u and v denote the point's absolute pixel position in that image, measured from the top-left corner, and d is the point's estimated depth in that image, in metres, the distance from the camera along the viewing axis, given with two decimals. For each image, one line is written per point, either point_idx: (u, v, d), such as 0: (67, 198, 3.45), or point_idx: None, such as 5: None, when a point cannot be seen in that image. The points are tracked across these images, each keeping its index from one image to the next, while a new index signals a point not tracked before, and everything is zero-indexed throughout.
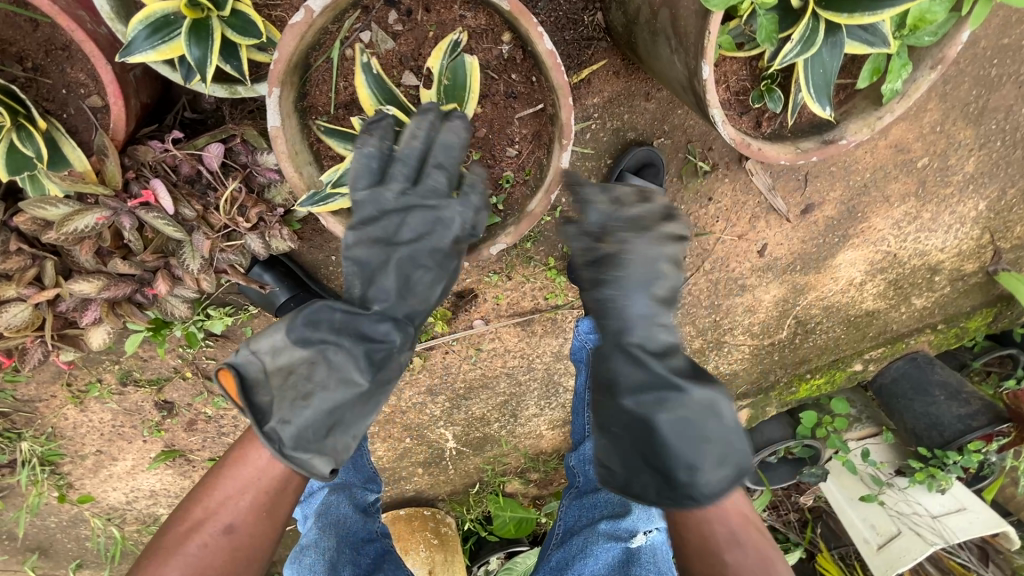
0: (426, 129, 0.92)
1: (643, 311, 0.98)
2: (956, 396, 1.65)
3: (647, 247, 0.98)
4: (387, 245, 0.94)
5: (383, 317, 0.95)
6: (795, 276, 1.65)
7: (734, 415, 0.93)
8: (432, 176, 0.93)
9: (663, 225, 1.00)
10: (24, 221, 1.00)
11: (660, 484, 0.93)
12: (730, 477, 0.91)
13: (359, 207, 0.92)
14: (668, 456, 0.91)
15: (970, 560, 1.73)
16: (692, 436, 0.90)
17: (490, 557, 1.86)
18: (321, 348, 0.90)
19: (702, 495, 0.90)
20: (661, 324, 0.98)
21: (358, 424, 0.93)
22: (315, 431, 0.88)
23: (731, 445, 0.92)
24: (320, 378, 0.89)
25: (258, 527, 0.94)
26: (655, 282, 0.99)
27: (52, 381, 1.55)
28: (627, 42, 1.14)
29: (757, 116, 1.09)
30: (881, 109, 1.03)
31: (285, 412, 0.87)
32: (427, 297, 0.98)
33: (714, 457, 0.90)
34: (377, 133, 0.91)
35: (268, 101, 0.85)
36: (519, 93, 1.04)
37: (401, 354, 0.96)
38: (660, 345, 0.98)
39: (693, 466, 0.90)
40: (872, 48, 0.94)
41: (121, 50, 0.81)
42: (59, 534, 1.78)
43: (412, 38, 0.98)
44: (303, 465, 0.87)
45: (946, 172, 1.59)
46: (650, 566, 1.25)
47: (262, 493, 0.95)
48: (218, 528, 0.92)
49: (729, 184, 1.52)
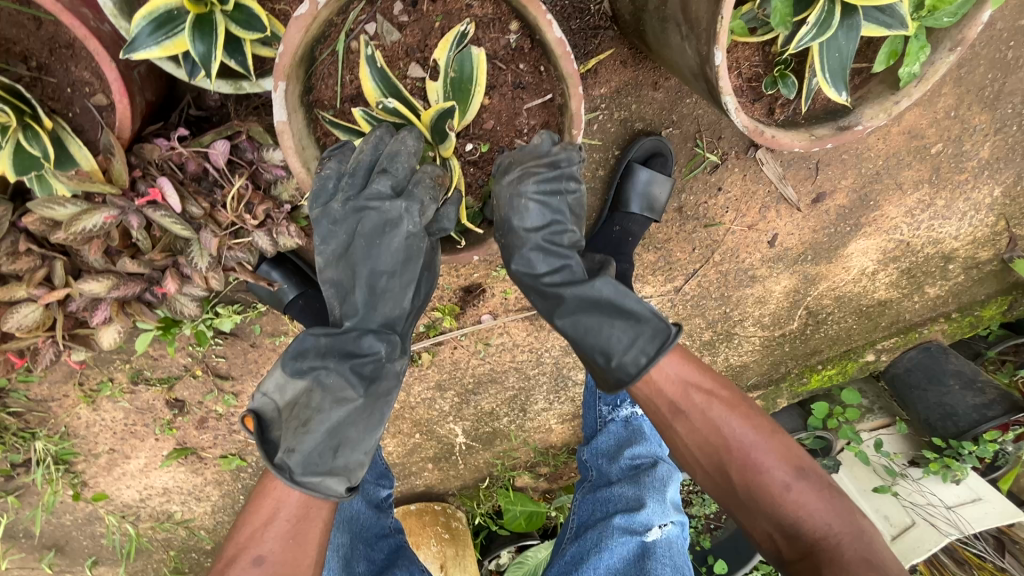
0: (374, 141, 0.93)
1: (520, 242, 1.03)
2: (971, 385, 1.63)
3: (506, 191, 0.99)
4: (349, 262, 0.99)
5: (364, 333, 0.99)
6: (806, 265, 1.63)
7: (621, 296, 1.03)
8: (376, 186, 0.94)
9: (531, 158, 0.98)
10: (33, 221, 1.00)
11: (601, 377, 1.09)
12: (648, 352, 1.01)
13: (320, 228, 0.97)
14: (590, 347, 1.06)
15: (985, 551, 1.69)
16: (595, 327, 1.05)
17: (502, 551, 1.86)
18: (313, 375, 0.95)
19: (627, 377, 1.04)
20: (540, 247, 1.03)
21: (364, 440, 0.98)
22: (321, 453, 0.93)
23: (634, 322, 1.03)
24: (317, 403, 0.95)
25: (286, 555, 1.02)
26: (521, 216, 1.01)
27: (65, 380, 1.56)
28: (635, 30, 1.12)
29: (770, 103, 1.07)
30: (898, 93, 1.01)
31: (290, 441, 0.93)
32: (399, 302, 1.01)
33: (619, 340, 1.04)
34: (336, 157, 0.94)
35: (274, 96, 0.84)
36: (529, 83, 1.01)
37: (391, 363, 1.00)
38: (549, 262, 1.05)
39: (607, 351, 1.05)
40: (890, 30, 0.91)
41: (124, 46, 0.80)
42: (75, 531, 1.80)
43: (419, 29, 0.96)
44: (317, 487, 0.93)
45: (961, 158, 1.56)
46: (665, 560, 1.28)
47: (284, 521, 1.03)
48: (250, 560, 1.01)
49: (738, 174, 1.50)
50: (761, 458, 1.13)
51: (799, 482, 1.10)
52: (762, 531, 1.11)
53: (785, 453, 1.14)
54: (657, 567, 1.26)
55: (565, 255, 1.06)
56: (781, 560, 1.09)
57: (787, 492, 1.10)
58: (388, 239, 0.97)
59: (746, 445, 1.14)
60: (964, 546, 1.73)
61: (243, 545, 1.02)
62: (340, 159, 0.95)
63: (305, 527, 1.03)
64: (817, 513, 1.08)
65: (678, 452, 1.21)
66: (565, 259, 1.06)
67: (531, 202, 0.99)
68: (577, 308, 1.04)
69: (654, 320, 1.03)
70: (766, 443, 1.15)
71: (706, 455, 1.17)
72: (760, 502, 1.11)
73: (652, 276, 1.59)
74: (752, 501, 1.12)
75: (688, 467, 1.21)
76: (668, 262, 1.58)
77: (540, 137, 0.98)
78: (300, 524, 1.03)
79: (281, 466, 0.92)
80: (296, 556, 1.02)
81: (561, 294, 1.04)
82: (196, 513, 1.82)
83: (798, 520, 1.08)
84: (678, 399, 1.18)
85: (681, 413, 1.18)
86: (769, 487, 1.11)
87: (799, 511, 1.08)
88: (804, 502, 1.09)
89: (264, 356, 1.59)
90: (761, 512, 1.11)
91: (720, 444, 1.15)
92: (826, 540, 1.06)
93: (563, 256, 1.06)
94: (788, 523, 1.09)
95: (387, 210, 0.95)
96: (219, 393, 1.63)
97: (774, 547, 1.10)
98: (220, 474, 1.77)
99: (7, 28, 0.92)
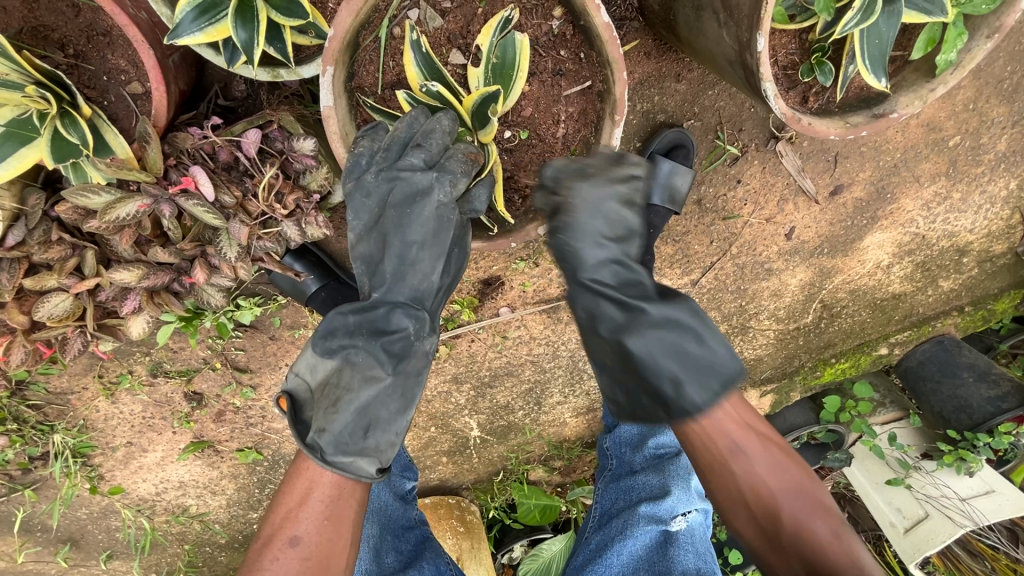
0: (409, 121, 0.95)
1: (590, 247, 1.03)
2: (985, 377, 1.63)
3: (589, 193, 1.00)
4: (381, 233, 0.99)
5: (393, 309, 0.98)
6: (822, 258, 1.64)
7: (701, 323, 1.00)
8: (409, 160, 0.95)
9: (613, 168, 1.01)
10: (66, 210, 1.00)
11: (659, 409, 1.02)
12: (718, 388, 0.98)
13: (353, 201, 0.97)
14: (653, 372, 0.99)
15: (1001, 542, 1.69)
16: (667, 353, 0.98)
17: (515, 545, 1.86)
18: (344, 353, 0.96)
19: (695, 408, 0.98)
20: (616, 259, 1.04)
21: (394, 421, 0.97)
22: (352, 432, 0.94)
23: (710, 352, 0.99)
24: (347, 382, 0.95)
25: (322, 536, 1.01)
26: (604, 222, 1.02)
27: (85, 372, 1.56)
28: (664, 20, 1.12)
29: (804, 91, 1.08)
30: (934, 81, 1.02)
31: (321, 421, 0.94)
32: (427, 274, 0.99)
33: (695, 372, 0.99)
34: (372, 136, 0.95)
35: (322, 80, 0.86)
36: (568, 69, 1.02)
37: (420, 341, 0.99)
38: (623, 276, 1.04)
39: (677, 378, 0.99)
40: (930, 17, 0.92)
41: (168, 32, 0.81)
42: (90, 525, 1.80)
43: (461, 16, 0.97)
44: (348, 467, 0.93)
45: (978, 151, 1.57)
46: (689, 547, 1.28)
47: (319, 502, 1.02)
48: (287, 540, 1.00)
49: (757, 167, 1.50)
50: (811, 508, 0.99)
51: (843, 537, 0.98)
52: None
53: (830, 504, 1.02)
54: (680, 554, 1.26)
55: (636, 271, 1.05)
56: None
57: (838, 546, 0.96)
58: (418, 209, 0.96)
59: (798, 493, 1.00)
60: (978, 537, 1.73)
61: (278, 526, 1.01)
62: (372, 138, 0.96)
63: (339, 507, 1.03)
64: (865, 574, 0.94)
65: (719, 491, 1.04)
66: (636, 274, 1.05)
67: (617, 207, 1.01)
68: (654, 329, 0.99)
69: (728, 355, 1.00)
70: (814, 494, 1.02)
71: (760, 502, 0.99)
72: (803, 552, 0.96)
73: (669, 268, 1.60)
74: (795, 547, 0.97)
75: (727, 507, 1.03)
76: (685, 255, 1.58)
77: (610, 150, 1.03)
78: (334, 505, 1.02)
79: (312, 446, 0.93)
80: (335, 538, 1.01)
81: (644, 309, 1.00)
82: (211, 507, 1.82)
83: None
84: (741, 437, 1.02)
85: (743, 453, 1.01)
86: (819, 540, 0.96)
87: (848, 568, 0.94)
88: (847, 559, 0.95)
89: (283, 349, 1.60)
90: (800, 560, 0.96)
91: (774, 493, 1.00)
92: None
93: (634, 272, 1.05)
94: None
95: (419, 182, 0.95)
96: (237, 386, 1.63)
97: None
98: (236, 467, 1.77)
99: (46, 15, 0.92)
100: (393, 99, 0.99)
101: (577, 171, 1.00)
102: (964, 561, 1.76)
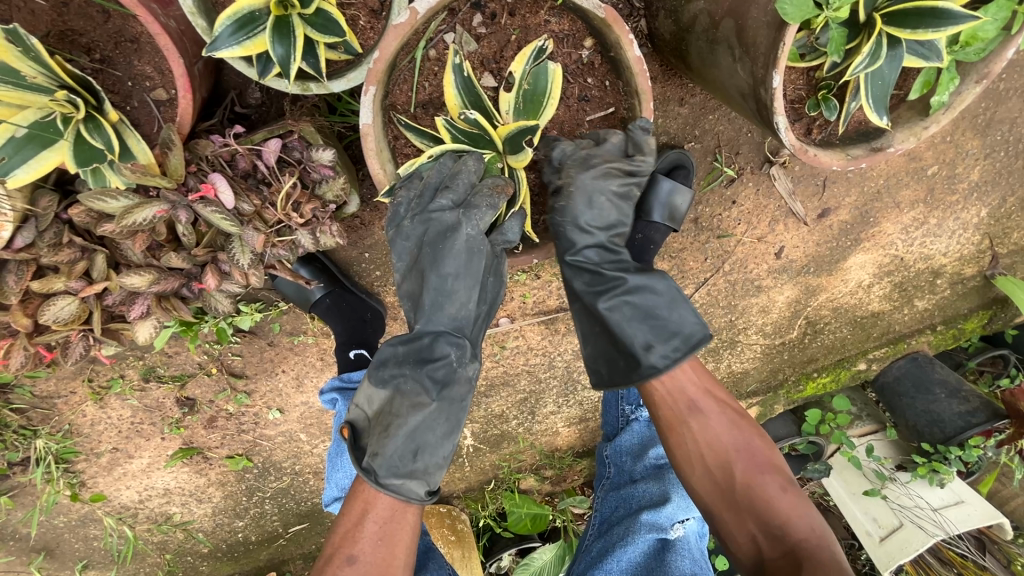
0: (439, 167, 1.00)
1: (581, 237, 1.10)
2: (956, 393, 1.72)
3: (589, 183, 1.05)
4: (420, 271, 1.04)
5: (437, 338, 1.02)
6: (808, 277, 1.71)
7: (671, 293, 1.10)
8: (439, 203, 0.99)
9: (615, 164, 1.06)
10: (80, 213, 0.99)
11: (627, 369, 1.08)
12: (683, 347, 1.05)
13: (395, 245, 1.04)
14: (623, 333, 1.07)
15: (968, 551, 1.75)
16: (636, 315, 1.07)
17: (503, 554, 1.84)
18: (394, 383, 1.01)
19: (660, 367, 1.05)
20: (602, 244, 1.12)
21: (440, 445, 1.02)
22: (402, 456, 0.98)
23: (677, 317, 1.08)
24: (397, 409, 1.00)
25: (376, 555, 0.99)
26: (594, 211, 1.08)
27: (73, 377, 1.53)
28: (675, 49, 1.19)
29: (809, 123, 1.15)
30: (928, 119, 1.11)
31: (374, 446, 0.99)
32: (464, 303, 1.03)
33: (663, 336, 1.07)
34: (410, 185, 1.01)
35: (364, 99, 0.90)
36: (593, 96, 1.08)
37: (462, 367, 1.02)
38: (606, 255, 1.12)
39: (644, 340, 1.06)
40: (927, 62, 1.00)
41: (206, 45, 0.82)
42: (67, 534, 1.74)
43: (495, 41, 1.03)
44: (400, 490, 0.98)
45: (953, 180, 1.66)
46: (684, 554, 1.32)
47: (372, 523, 1.01)
48: (343, 561, 0.99)
49: (752, 188, 1.57)
50: (760, 464, 1.09)
51: (793, 488, 1.07)
52: (746, 533, 1.05)
53: (782, 466, 1.11)
54: (677, 560, 1.30)
55: (619, 252, 1.14)
56: (761, 566, 1.01)
57: (782, 496, 1.06)
58: (450, 245, 1.00)
59: (744, 449, 1.10)
60: (949, 546, 1.79)
61: (337, 544, 1.01)
62: (409, 188, 1.01)
63: (393, 529, 1.01)
64: (809, 521, 1.03)
65: (679, 450, 1.13)
66: (619, 254, 1.13)
67: (606, 201, 1.08)
68: (627, 296, 1.08)
69: (692, 321, 1.08)
70: (766, 453, 1.12)
71: (714, 456, 1.10)
72: (756, 507, 1.05)
73: None
74: (746, 501, 1.06)
75: (684, 465, 1.13)
76: (680, 271, 1.64)
77: (619, 135, 1.06)
78: (387, 527, 1.01)
79: (367, 470, 0.97)
80: (392, 558, 1.00)
81: (619, 278, 1.09)
82: (196, 515, 1.78)
83: (787, 525, 1.02)
84: (701, 399, 1.15)
85: (699, 411, 1.13)
86: (765, 490, 1.06)
87: (789, 516, 1.03)
88: (795, 508, 1.04)
89: (280, 355, 1.59)
90: (750, 513, 1.05)
91: (728, 448, 1.10)
92: (812, 544, 0.99)
93: (618, 253, 1.13)
94: (776, 526, 1.02)
95: (449, 220, 0.99)
96: (232, 392, 1.61)
97: (755, 551, 1.03)
98: (225, 475, 1.73)
99: (75, 19, 0.93)
100: (424, 117, 1.03)
101: (579, 162, 1.05)
102: (934, 568, 1.83)
